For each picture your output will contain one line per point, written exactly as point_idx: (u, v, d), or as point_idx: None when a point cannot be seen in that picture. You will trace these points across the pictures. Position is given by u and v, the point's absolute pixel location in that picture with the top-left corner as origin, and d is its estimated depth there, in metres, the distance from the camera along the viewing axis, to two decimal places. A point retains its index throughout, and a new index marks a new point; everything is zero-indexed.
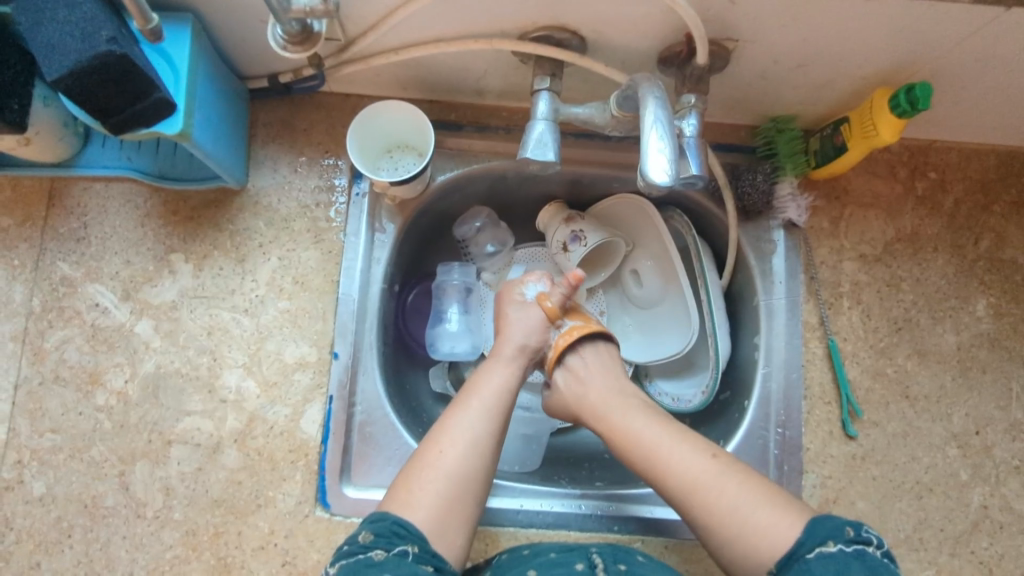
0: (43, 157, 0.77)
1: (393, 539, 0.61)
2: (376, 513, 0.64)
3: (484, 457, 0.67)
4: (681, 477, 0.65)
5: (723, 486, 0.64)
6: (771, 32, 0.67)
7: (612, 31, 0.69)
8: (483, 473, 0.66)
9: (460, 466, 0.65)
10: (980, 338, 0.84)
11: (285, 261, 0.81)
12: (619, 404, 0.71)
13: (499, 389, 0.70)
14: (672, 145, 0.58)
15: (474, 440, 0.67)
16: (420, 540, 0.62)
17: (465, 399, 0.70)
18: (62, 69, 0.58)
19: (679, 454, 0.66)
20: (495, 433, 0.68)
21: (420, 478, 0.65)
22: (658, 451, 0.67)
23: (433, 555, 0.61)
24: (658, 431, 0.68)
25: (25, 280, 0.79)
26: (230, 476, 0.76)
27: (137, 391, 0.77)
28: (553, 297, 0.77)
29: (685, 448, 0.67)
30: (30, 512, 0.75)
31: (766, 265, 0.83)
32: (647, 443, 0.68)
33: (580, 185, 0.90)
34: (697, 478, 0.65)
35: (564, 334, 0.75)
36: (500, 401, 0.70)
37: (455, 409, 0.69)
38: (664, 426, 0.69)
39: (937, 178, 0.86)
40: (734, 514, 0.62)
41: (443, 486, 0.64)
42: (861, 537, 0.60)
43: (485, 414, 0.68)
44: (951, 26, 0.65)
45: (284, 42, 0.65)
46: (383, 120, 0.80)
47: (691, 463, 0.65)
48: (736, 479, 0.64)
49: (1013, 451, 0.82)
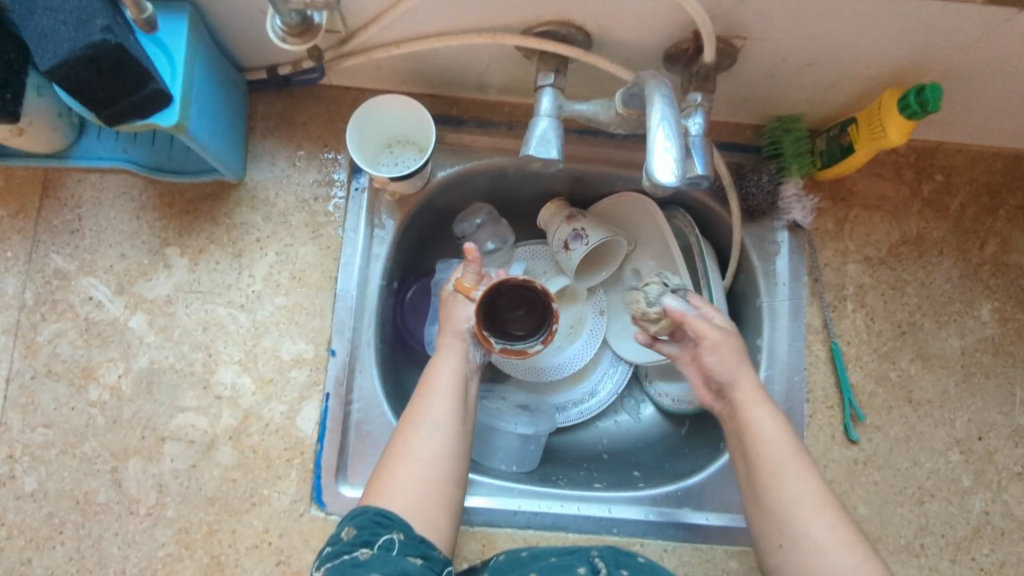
0: (37, 147, 0.76)
1: (377, 530, 0.59)
2: (357, 508, 0.62)
3: (453, 440, 0.66)
4: (785, 494, 0.62)
5: (822, 518, 0.60)
6: (780, 30, 0.66)
7: (618, 26, 0.68)
8: (453, 453, 0.66)
9: (428, 450, 0.65)
10: (983, 343, 0.83)
11: (283, 256, 0.80)
12: (756, 398, 0.66)
13: (452, 375, 0.70)
14: (679, 144, 0.57)
15: (437, 424, 0.66)
16: (405, 525, 0.60)
17: (421, 391, 0.69)
18: (56, 59, 0.58)
19: (798, 476, 0.62)
20: (457, 417, 0.67)
21: (392, 467, 0.64)
22: (778, 464, 0.63)
23: (420, 542, 0.60)
24: (785, 449, 0.64)
25: (18, 273, 0.78)
26: (224, 474, 0.75)
27: (130, 386, 0.76)
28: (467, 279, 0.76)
29: (805, 474, 0.62)
30: (21, 507, 0.74)
31: (770, 266, 0.82)
32: (777, 452, 0.63)
33: (582, 182, 0.89)
34: (799, 506, 0.61)
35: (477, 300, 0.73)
36: (457, 388, 0.69)
37: (415, 401, 0.68)
38: (793, 441, 0.65)
39: (943, 180, 0.85)
40: (824, 546, 0.59)
41: (415, 471, 0.63)
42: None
43: (445, 400, 0.68)
44: (962, 27, 0.64)
45: (282, 33, 0.63)
46: (384, 114, 0.79)
47: (805, 489, 0.61)
48: (837, 516, 0.61)
49: (1016, 457, 0.81)
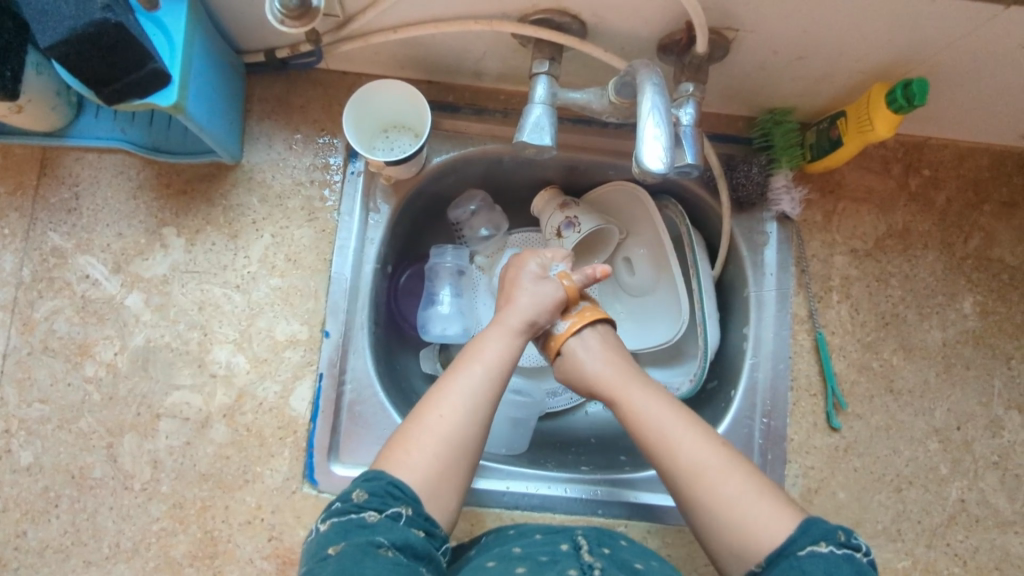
0: (35, 125, 0.77)
1: (387, 499, 0.61)
2: (371, 471, 0.63)
3: (480, 424, 0.67)
4: (681, 460, 0.65)
5: (724, 477, 0.63)
6: (772, 23, 0.67)
7: (612, 16, 0.69)
8: (479, 437, 0.66)
9: (457, 431, 0.65)
10: (965, 336, 0.85)
11: (279, 238, 0.81)
12: (628, 388, 0.70)
13: (500, 357, 0.70)
14: (668, 133, 0.58)
15: (473, 407, 0.66)
16: (415, 501, 0.61)
17: (466, 364, 0.69)
18: (56, 35, 0.58)
19: (689, 442, 0.66)
20: (492, 400, 0.68)
21: (417, 441, 0.64)
22: (668, 434, 0.66)
23: (425, 518, 0.61)
24: (669, 417, 0.68)
25: (15, 250, 0.79)
26: (218, 451, 0.76)
27: (126, 363, 0.77)
28: (573, 278, 0.76)
29: (693, 435, 0.66)
30: (17, 480, 0.75)
31: (758, 257, 0.84)
32: (660, 424, 0.67)
33: (576, 171, 0.90)
34: (704, 467, 0.64)
35: (576, 316, 0.75)
36: (501, 372, 0.69)
37: (453, 375, 0.68)
38: (678, 412, 0.68)
39: (930, 175, 0.87)
40: (734, 506, 0.62)
41: (440, 451, 0.64)
42: (852, 543, 0.58)
43: (485, 384, 0.68)
44: (950, 23, 0.65)
45: (281, 16, 0.64)
46: (380, 98, 0.80)
47: (699, 453, 0.65)
48: (740, 472, 0.64)
49: (992, 447, 0.83)
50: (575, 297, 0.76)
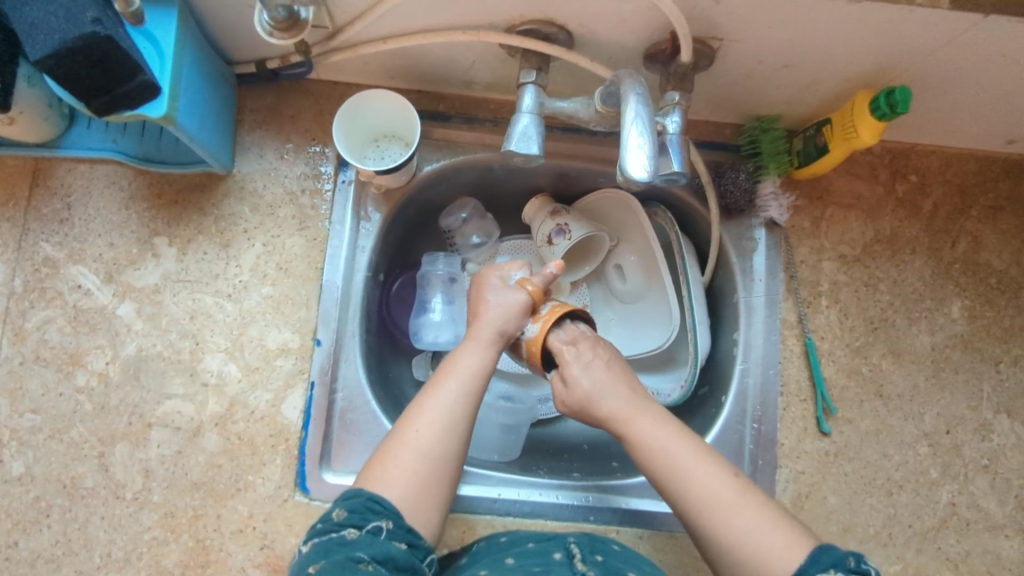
0: (27, 137, 0.77)
1: (368, 515, 0.61)
2: (351, 489, 0.64)
3: (459, 438, 0.66)
4: (693, 491, 0.64)
5: (736, 509, 0.62)
6: (755, 32, 0.68)
7: (598, 26, 0.69)
8: (458, 450, 0.66)
9: (434, 447, 0.65)
10: (953, 340, 0.85)
11: (270, 247, 0.81)
12: (636, 416, 0.68)
13: (475, 371, 0.69)
14: (651, 141, 0.59)
15: (450, 421, 0.66)
16: (395, 514, 0.62)
17: (441, 379, 0.68)
18: (46, 49, 0.59)
19: (700, 473, 0.64)
20: (469, 413, 0.67)
21: (395, 457, 0.65)
22: (679, 465, 0.65)
23: (407, 530, 0.62)
24: (679, 447, 0.66)
25: (7, 260, 0.79)
26: (210, 459, 0.76)
27: (118, 372, 0.78)
28: (535, 282, 0.74)
29: (704, 465, 0.65)
30: (8, 491, 0.75)
31: (747, 263, 0.85)
32: (670, 453, 0.66)
33: (566, 179, 0.91)
34: (715, 500, 0.63)
35: (545, 315, 0.73)
36: (477, 385, 0.69)
37: (429, 389, 0.68)
38: (687, 441, 0.67)
39: (917, 180, 0.88)
40: (747, 536, 0.61)
41: (418, 466, 0.64)
42: (862, 569, 0.58)
43: (461, 398, 0.67)
44: (931, 31, 0.66)
45: (270, 27, 0.65)
46: (370, 108, 0.80)
47: (711, 484, 0.64)
48: (753, 503, 0.63)
49: (982, 451, 0.83)
50: (541, 299, 0.73)
